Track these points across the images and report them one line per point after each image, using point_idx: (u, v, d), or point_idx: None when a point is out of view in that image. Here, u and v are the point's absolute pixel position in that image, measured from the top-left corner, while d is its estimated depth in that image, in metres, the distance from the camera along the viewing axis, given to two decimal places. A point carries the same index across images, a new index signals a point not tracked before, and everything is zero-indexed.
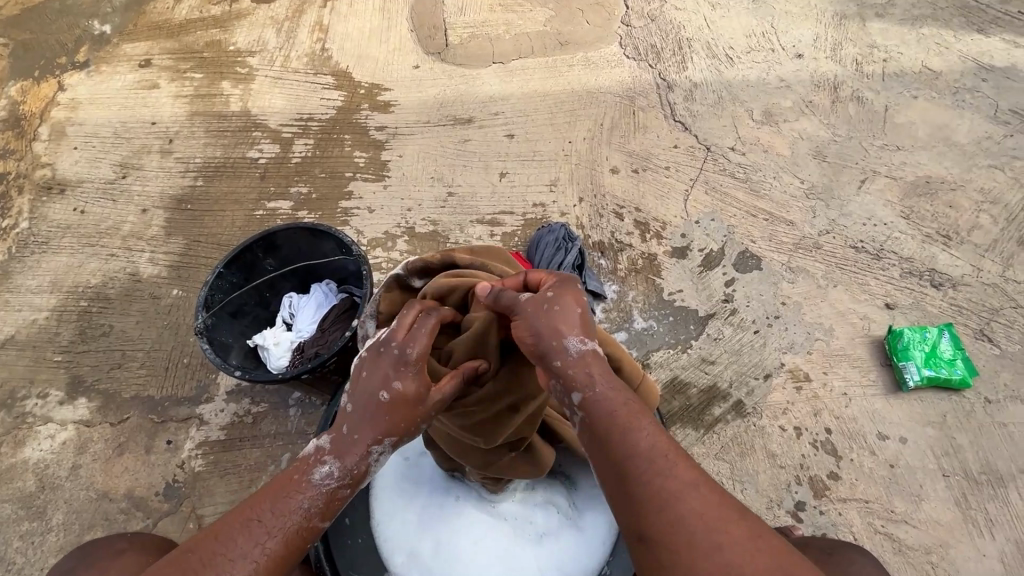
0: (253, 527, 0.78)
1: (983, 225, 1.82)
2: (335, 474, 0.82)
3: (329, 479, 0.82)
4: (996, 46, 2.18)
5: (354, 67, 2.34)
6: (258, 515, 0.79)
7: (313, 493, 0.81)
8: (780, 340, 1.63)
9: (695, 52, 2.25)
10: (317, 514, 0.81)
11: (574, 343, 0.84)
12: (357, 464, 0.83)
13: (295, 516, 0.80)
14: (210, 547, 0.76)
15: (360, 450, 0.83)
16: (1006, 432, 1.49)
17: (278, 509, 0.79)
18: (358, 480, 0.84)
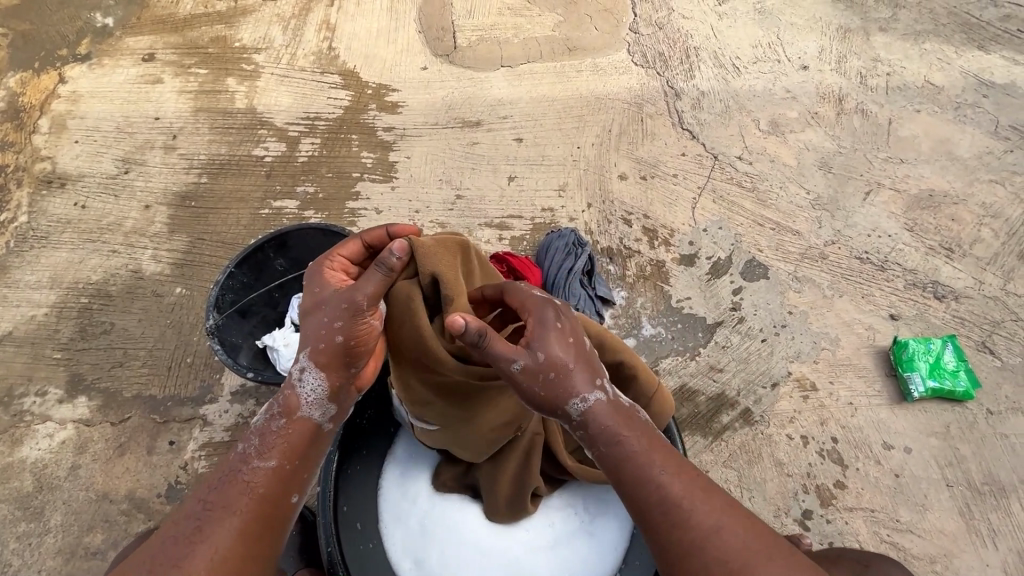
0: (202, 491, 0.95)
1: (984, 238, 1.85)
2: (269, 414, 1.00)
3: (263, 420, 1.01)
4: (997, 63, 2.22)
5: (362, 67, 2.33)
6: (208, 484, 0.96)
7: (251, 440, 0.98)
8: (787, 349, 1.65)
9: (702, 61, 2.27)
10: (258, 456, 0.97)
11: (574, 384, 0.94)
12: (283, 398, 1.00)
13: (241, 467, 0.96)
14: (184, 516, 0.92)
15: (290, 387, 1.01)
16: (1008, 443, 1.51)
17: (234, 464, 0.96)
18: (295, 413, 1.00)
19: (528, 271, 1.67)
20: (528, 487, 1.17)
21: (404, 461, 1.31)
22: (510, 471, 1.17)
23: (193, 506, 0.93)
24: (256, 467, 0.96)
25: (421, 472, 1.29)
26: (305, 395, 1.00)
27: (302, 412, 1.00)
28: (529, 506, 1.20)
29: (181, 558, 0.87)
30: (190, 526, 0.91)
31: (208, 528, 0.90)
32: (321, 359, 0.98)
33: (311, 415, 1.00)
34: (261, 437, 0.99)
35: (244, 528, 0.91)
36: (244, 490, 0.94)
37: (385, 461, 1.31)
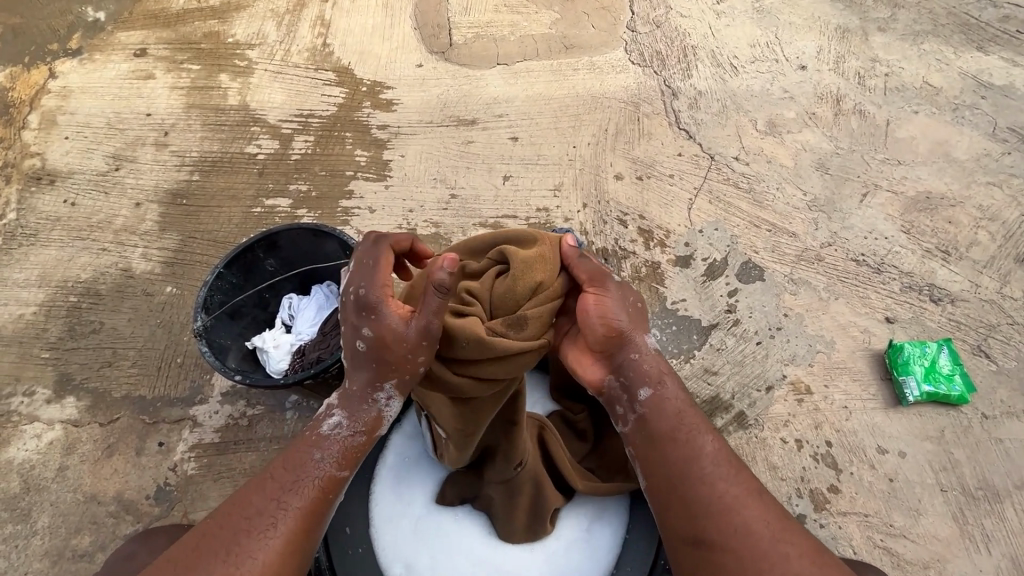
0: (276, 486, 0.92)
1: (981, 241, 1.84)
2: (348, 425, 0.99)
3: (340, 430, 0.99)
4: (996, 65, 2.21)
5: (356, 64, 2.31)
6: (284, 479, 0.93)
7: (329, 446, 0.97)
8: (782, 352, 1.64)
9: (700, 60, 2.25)
10: (335, 464, 0.96)
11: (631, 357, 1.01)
12: (366, 413, 1.00)
13: (321, 471, 0.95)
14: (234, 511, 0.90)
15: (368, 401, 1.00)
16: (1003, 448, 1.50)
17: (294, 466, 0.95)
18: (372, 428, 1.01)
19: None
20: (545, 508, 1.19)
21: (396, 465, 1.31)
22: (525, 501, 1.19)
23: (269, 498, 0.91)
24: (333, 474, 0.96)
25: (415, 477, 1.30)
26: (382, 410, 1.01)
27: (377, 429, 1.02)
28: (548, 529, 1.20)
29: (256, 548, 0.86)
30: (266, 518, 0.89)
31: (285, 523, 0.89)
32: (406, 385, 1.00)
33: (380, 429, 1.03)
34: (335, 445, 0.98)
35: (314, 532, 0.92)
36: (316, 493, 0.94)
37: (376, 465, 1.30)
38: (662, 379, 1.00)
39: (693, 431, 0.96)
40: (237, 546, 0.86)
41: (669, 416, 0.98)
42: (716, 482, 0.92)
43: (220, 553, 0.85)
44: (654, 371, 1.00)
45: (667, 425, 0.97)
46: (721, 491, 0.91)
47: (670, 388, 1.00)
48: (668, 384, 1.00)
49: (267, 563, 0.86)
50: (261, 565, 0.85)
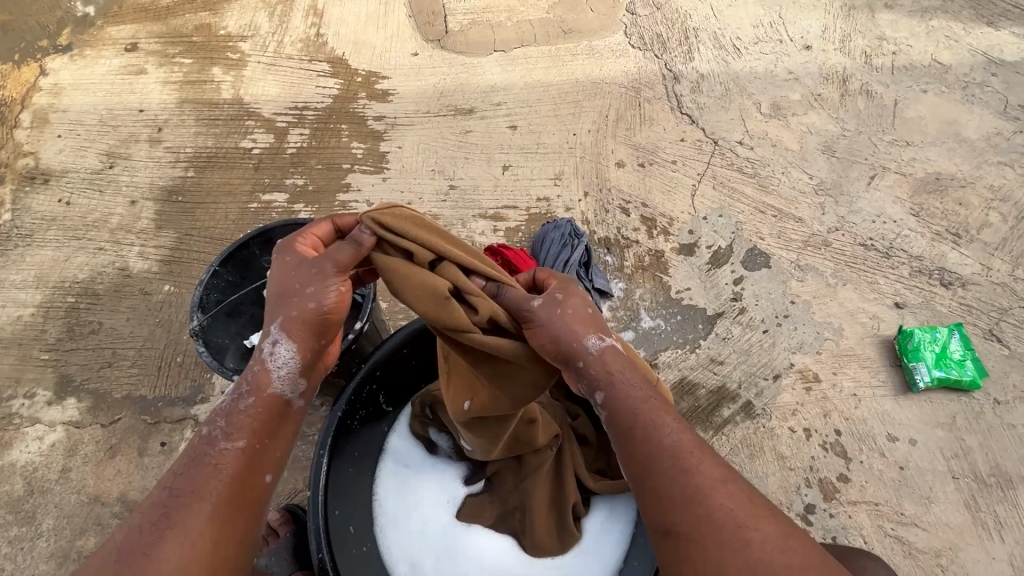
0: (167, 480, 0.84)
1: (992, 223, 1.80)
2: (235, 393, 0.92)
3: (227, 401, 0.92)
4: (1006, 40, 2.15)
5: (351, 54, 2.27)
6: (174, 471, 0.85)
7: (219, 420, 0.89)
8: (789, 340, 1.61)
9: (702, 42, 2.20)
10: (227, 436, 0.87)
11: (595, 341, 0.92)
12: (252, 375, 0.92)
13: (213, 448, 0.86)
14: (134, 524, 0.79)
15: (256, 359, 0.93)
16: (1015, 433, 1.48)
17: (189, 459, 0.86)
18: (264, 389, 0.92)
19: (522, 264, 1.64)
20: (567, 508, 1.20)
21: (400, 467, 1.30)
22: (542, 504, 1.20)
23: (159, 496, 0.82)
24: (227, 448, 0.86)
25: (419, 479, 1.29)
26: (275, 369, 0.92)
27: (273, 389, 0.92)
28: (574, 531, 1.20)
29: (149, 546, 0.76)
30: (156, 513, 0.80)
31: (180, 512, 0.79)
32: (289, 327, 0.93)
33: (282, 390, 0.93)
34: (227, 418, 0.90)
35: (223, 511, 0.82)
36: (213, 472, 0.84)
37: (377, 465, 1.30)
38: (624, 371, 0.93)
39: (657, 422, 0.89)
40: (129, 551, 0.76)
41: (631, 409, 0.90)
42: (689, 473, 0.83)
43: (113, 562, 0.76)
44: (606, 366, 0.92)
45: (631, 419, 0.89)
46: (697, 483, 0.82)
47: (627, 384, 0.92)
48: (629, 379, 0.92)
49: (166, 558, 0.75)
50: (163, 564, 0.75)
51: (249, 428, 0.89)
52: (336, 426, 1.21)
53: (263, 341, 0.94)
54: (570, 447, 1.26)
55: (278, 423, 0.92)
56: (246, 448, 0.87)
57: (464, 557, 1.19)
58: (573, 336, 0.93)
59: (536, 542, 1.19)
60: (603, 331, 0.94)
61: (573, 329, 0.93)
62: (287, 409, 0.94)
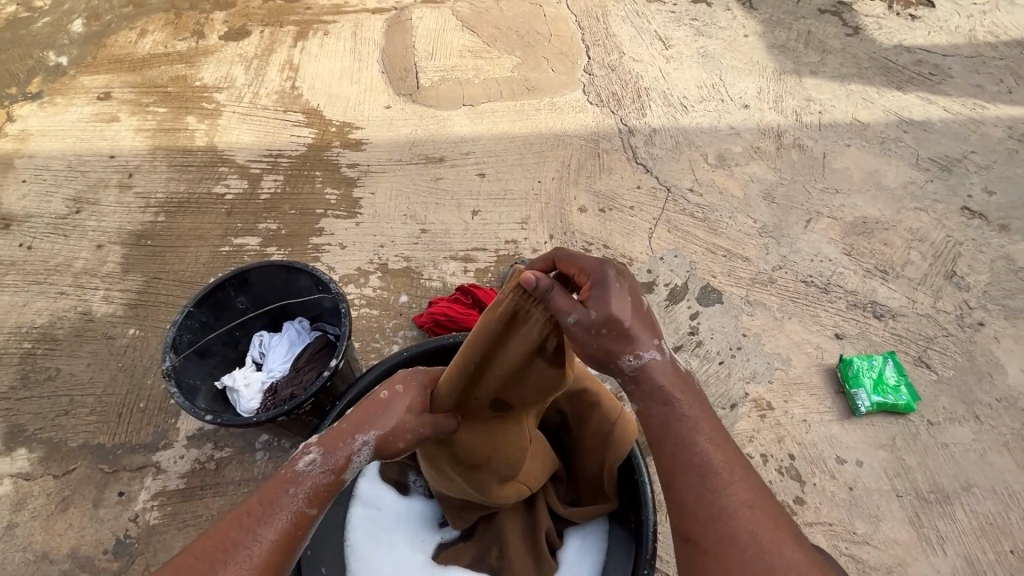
0: (246, 522, 0.82)
1: (914, 260, 1.99)
2: (322, 461, 0.92)
3: (312, 466, 0.92)
4: (913, 103, 2.45)
5: (325, 106, 2.42)
6: (250, 513, 0.84)
7: (300, 479, 0.90)
8: (743, 370, 1.72)
9: (652, 100, 2.43)
10: (306, 500, 0.88)
11: (630, 359, 0.92)
12: (340, 453, 0.93)
13: (290, 501, 0.87)
14: (205, 554, 0.78)
15: (344, 439, 0.95)
16: (949, 452, 1.58)
17: (267, 505, 0.85)
18: (341, 468, 0.93)
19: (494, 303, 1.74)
20: (541, 539, 1.23)
21: (373, 508, 1.31)
22: (516, 536, 1.24)
23: (229, 532, 0.81)
24: (303, 506, 0.88)
25: (391, 519, 1.31)
26: (354, 456, 0.94)
27: (345, 474, 0.94)
28: (549, 561, 1.22)
29: None
30: (228, 553, 0.78)
31: (247, 562, 0.79)
32: (385, 446, 0.97)
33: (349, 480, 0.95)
34: (305, 479, 0.90)
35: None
36: (286, 531, 0.84)
37: (346, 510, 1.30)
38: (668, 385, 0.93)
39: (690, 436, 0.87)
40: None
41: (665, 422, 0.90)
42: (714, 493, 0.81)
43: None
44: (644, 382, 0.93)
45: (663, 430, 0.89)
46: (722, 502, 0.81)
47: (662, 398, 0.91)
48: (671, 390, 0.92)
49: None
50: None
51: (324, 499, 0.91)
52: None
53: (357, 430, 0.96)
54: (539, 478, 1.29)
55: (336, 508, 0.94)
56: (313, 520, 0.88)
57: None
58: (612, 357, 0.93)
59: None
60: (643, 347, 0.93)
61: (610, 350, 0.92)
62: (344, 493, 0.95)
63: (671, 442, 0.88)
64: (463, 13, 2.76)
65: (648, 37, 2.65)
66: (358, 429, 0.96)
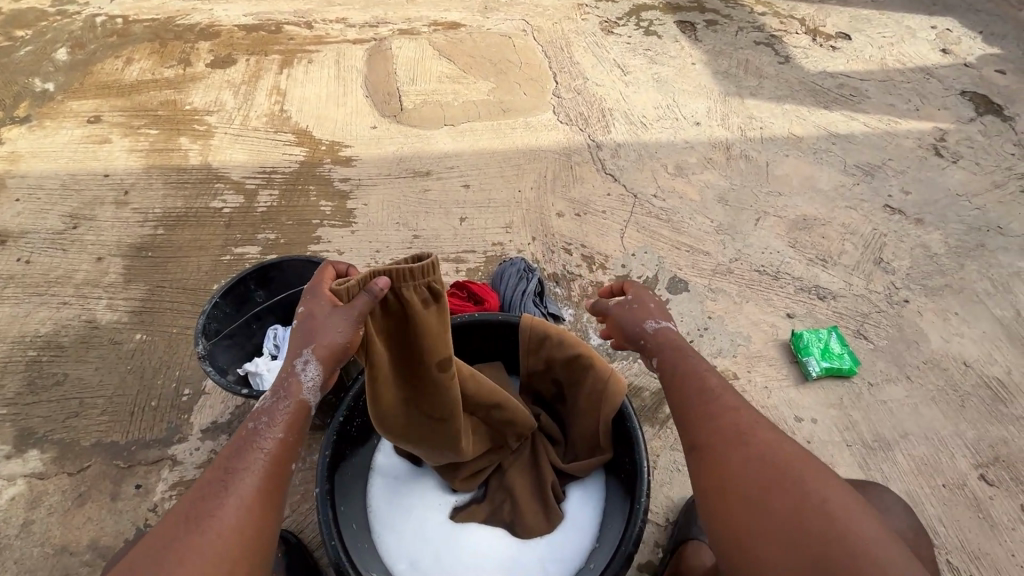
0: (221, 462, 0.90)
1: (848, 250, 2.29)
2: (275, 395, 1.00)
3: (267, 402, 0.99)
4: (837, 119, 2.83)
5: (315, 127, 2.58)
6: (225, 455, 0.91)
7: (262, 416, 0.97)
8: (711, 347, 1.94)
9: (616, 119, 2.71)
10: (271, 429, 0.96)
11: (653, 324, 1.30)
12: (289, 381, 1.01)
13: (259, 436, 0.94)
14: (197, 494, 0.85)
15: (288, 371, 1.02)
16: (887, 407, 1.83)
17: (239, 446, 0.92)
18: (297, 394, 1.00)
19: (487, 295, 1.91)
20: (547, 491, 1.38)
21: (391, 477, 1.44)
22: (524, 489, 1.40)
23: (212, 474, 0.89)
24: (272, 437, 0.95)
25: (410, 486, 1.43)
26: (305, 381, 1.01)
27: (304, 396, 1.01)
28: (556, 509, 1.37)
29: (213, 510, 0.83)
30: (216, 486, 0.86)
31: (236, 486, 0.87)
32: (324, 354, 1.02)
33: (311, 399, 1.02)
34: (268, 415, 0.97)
35: (268, 488, 0.90)
36: (262, 456, 0.92)
37: (366, 481, 1.41)
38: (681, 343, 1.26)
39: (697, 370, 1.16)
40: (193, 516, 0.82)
41: (678, 363, 1.20)
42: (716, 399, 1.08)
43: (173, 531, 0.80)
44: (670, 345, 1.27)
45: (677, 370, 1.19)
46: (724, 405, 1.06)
47: (676, 348, 1.24)
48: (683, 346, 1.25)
49: (228, 521, 0.83)
50: (223, 527, 0.82)
51: (292, 421, 0.98)
52: (338, 428, 1.30)
53: (297, 357, 1.02)
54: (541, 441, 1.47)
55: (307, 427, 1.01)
56: (287, 440, 0.96)
57: (459, 545, 1.34)
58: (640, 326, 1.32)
59: (526, 525, 1.35)
60: (662, 319, 1.32)
61: (636, 318, 1.32)
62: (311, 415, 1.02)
63: (682, 371, 1.17)
64: (440, 43, 3.00)
65: (608, 65, 2.96)
66: (295, 356, 1.02)
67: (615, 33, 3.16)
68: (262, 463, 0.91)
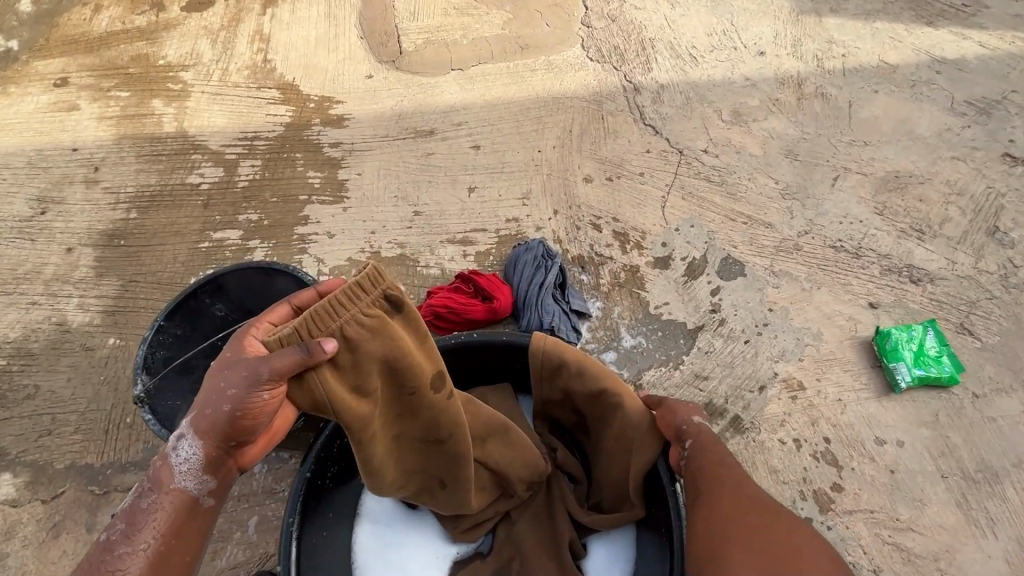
0: (83, 574, 0.82)
1: (952, 217, 1.82)
2: (145, 486, 0.86)
3: (142, 491, 0.87)
4: (947, 39, 2.22)
5: (301, 79, 2.22)
6: (87, 563, 0.83)
7: (121, 519, 0.84)
8: (771, 348, 1.59)
9: (659, 52, 2.20)
10: (134, 532, 0.83)
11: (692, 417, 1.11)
12: (158, 468, 0.86)
13: (121, 544, 0.83)
14: None
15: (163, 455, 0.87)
16: (996, 426, 1.46)
17: (103, 553, 0.83)
18: (169, 483, 0.85)
19: (497, 289, 1.62)
20: (564, 551, 1.15)
21: (379, 526, 1.23)
22: (537, 545, 1.18)
23: None
24: (134, 548, 0.82)
25: (400, 537, 1.22)
26: (178, 464, 0.85)
27: (177, 485, 0.85)
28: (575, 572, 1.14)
29: None
30: None
31: None
32: (198, 428, 0.83)
33: (187, 486, 0.86)
34: (130, 517, 0.85)
35: None
36: (120, 571, 0.81)
37: (351, 531, 1.22)
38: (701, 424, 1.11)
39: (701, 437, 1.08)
40: None
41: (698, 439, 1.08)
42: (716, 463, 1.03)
43: None
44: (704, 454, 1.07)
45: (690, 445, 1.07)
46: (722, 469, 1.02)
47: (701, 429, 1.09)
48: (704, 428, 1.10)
49: None
50: None
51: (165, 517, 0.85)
52: (304, 482, 1.09)
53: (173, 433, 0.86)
54: (557, 484, 1.23)
55: (188, 520, 0.87)
56: (156, 545, 0.84)
57: None
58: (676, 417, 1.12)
59: None
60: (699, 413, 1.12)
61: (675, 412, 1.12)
62: (195, 505, 0.87)
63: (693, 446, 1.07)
64: None
65: None
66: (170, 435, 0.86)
67: None
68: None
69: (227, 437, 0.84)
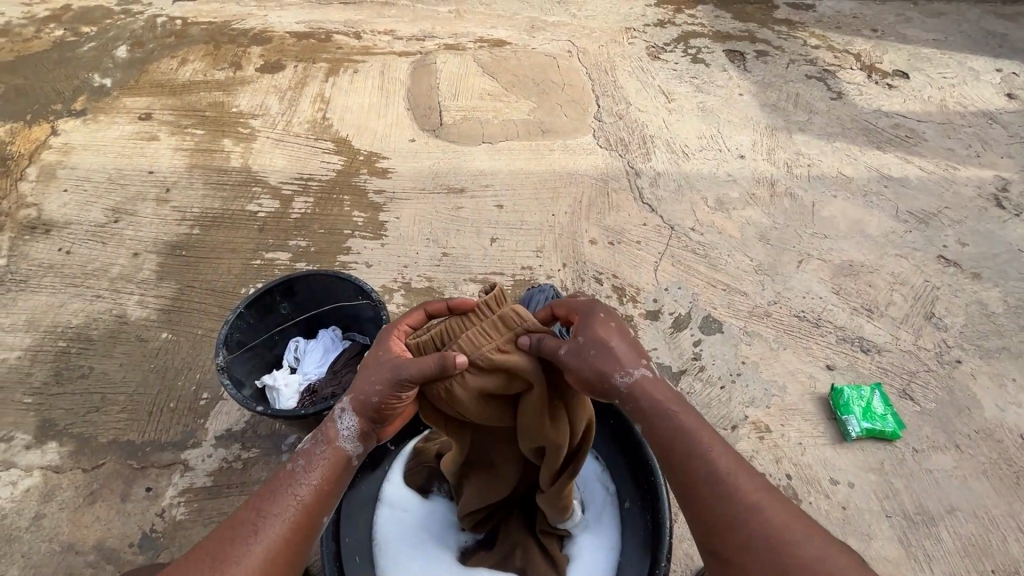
0: (254, 501, 0.94)
1: (897, 301, 2.16)
2: (314, 439, 1.02)
3: (307, 445, 1.02)
4: (892, 161, 2.70)
5: (354, 136, 2.60)
6: (260, 494, 0.95)
7: (300, 459, 0.99)
8: (743, 394, 1.84)
9: (657, 147, 2.64)
10: (305, 474, 0.97)
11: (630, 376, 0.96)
12: (328, 426, 1.02)
13: (295, 480, 0.96)
14: (226, 531, 0.90)
15: (330, 419, 1.04)
16: (932, 477, 1.70)
17: (274, 487, 0.95)
18: (334, 441, 1.01)
19: None
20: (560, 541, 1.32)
21: (399, 511, 1.38)
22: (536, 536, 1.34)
23: (246, 513, 0.92)
24: (306, 483, 0.96)
25: (417, 522, 1.38)
26: (343, 429, 1.02)
27: (342, 445, 1.01)
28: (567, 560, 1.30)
29: (232, 558, 0.86)
30: (244, 527, 0.90)
31: (263, 533, 0.89)
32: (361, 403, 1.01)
33: (347, 447, 1.01)
34: (306, 458, 1.00)
35: (289, 538, 0.91)
36: (292, 502, 0.94)
37: (373, 513, 1.36)
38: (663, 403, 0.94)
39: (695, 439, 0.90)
40: (214, 560, 0.86)
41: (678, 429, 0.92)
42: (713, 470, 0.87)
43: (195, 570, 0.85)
44: (648, 396, 0.95)
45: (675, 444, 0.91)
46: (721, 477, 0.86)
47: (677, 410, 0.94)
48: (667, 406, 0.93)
49: (247, 564, 0.86)
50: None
51: (329, 470, 0.98)
52: None
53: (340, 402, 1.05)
54: None
55: (340, 477, 1.00)
56: (318, 489, 0.96)
57: None
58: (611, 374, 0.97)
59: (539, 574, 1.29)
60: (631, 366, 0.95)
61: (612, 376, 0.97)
62: (349, 465, 1.02)
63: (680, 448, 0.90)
64: (483, 60, 3.00)
65: (652, 91, 2.91)
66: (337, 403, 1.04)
67: (662, 58, 3.10)
68: (290, 512, 0.93)
69: (385, 419, 1.03)
